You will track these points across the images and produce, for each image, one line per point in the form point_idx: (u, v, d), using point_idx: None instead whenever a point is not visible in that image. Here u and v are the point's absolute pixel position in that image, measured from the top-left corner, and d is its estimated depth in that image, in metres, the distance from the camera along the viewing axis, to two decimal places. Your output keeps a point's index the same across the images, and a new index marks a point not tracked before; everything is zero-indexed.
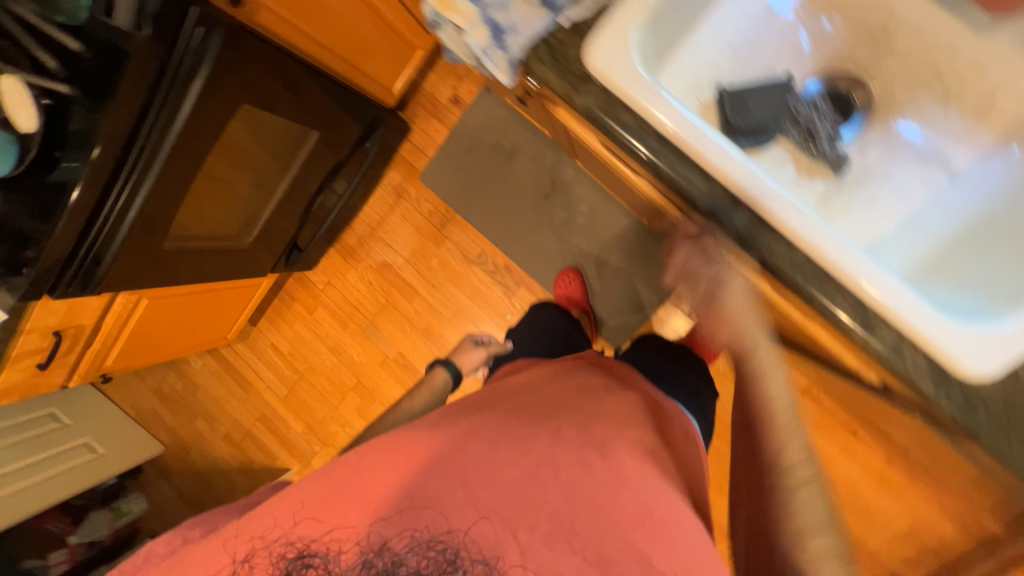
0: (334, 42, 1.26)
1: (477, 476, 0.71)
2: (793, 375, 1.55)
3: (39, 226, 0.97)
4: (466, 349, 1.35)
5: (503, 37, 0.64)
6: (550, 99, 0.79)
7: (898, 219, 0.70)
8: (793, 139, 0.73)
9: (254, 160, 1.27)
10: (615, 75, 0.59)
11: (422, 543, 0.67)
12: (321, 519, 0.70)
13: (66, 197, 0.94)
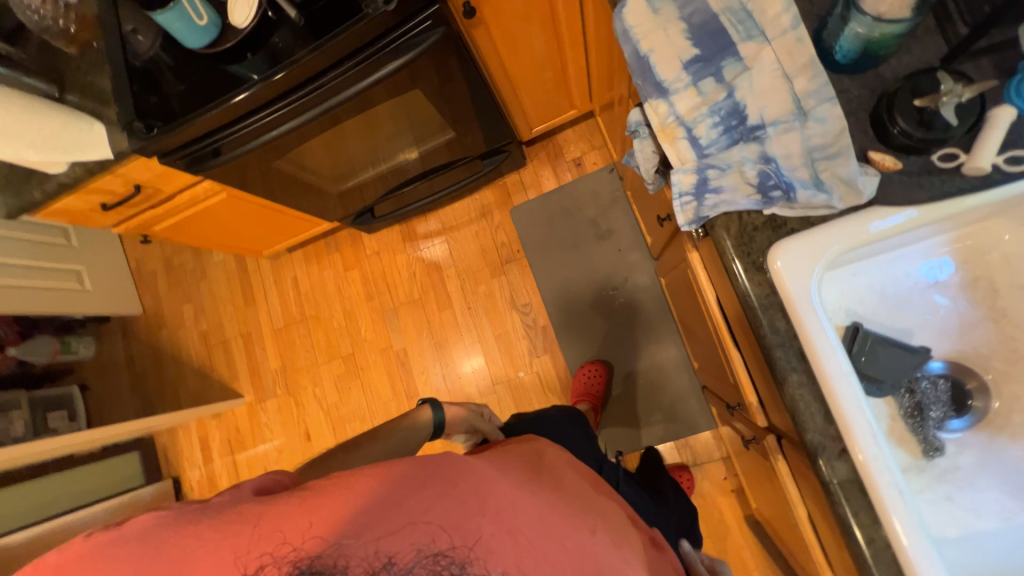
0: (515, 75, 1.32)
1: (523, 543, 0.57)
2: (754, 574, 1.51)
3: (191, 105, 1.00)
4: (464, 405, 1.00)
5: (705, 191, 0.66)
6: (699, 245, 0.81)
7: (964, 533, 0.68)
8: (900, 405, 0.73)
9: (388, 130, 1.30)
10: (790, 285, 0.61)
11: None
12: (332, 534, 0.53)
13: (232, 95, 0.97)
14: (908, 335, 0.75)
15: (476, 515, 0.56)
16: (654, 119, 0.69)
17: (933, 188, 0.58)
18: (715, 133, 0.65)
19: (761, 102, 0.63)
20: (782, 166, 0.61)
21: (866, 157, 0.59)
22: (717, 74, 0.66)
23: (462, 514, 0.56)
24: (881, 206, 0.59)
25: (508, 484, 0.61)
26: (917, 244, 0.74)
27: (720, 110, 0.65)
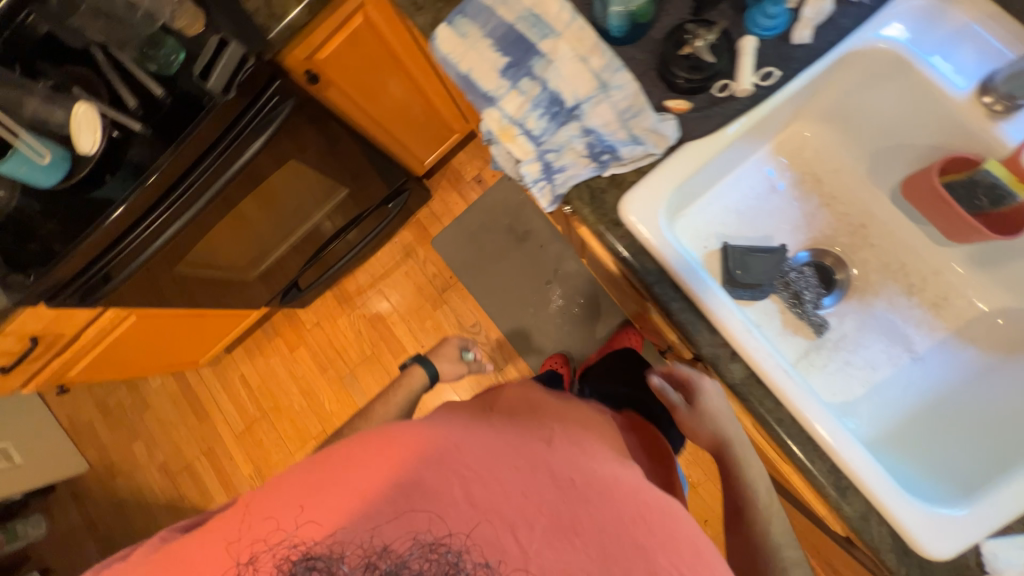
0: (385, 120, 1.38)
1: (469, 475, 0.59)
2: None
3: (64, 240, 0.99)
4: None
5: (550, 171, 0.73)
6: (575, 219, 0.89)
7: (867, 386, 0.79)
8: (783, 298, 0.83)
9: (284, 204, 1.31)
10: (645, 229, 0.69)
11: (427, 544, 0.56)
12: (323, 515, 0.57)
13: (106, 217, 0.96)
14: (768, 239, 0.85)
15: (415, 466, 0.58)
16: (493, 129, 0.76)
17: (721, 116, 0.68)
18: (544, 122, 0.74)
19: (570, 86, 0.72)
20: (602, 133, 0.70)
21: (663, 107, 0.68)
22: (529, 72, 0.74)
23: (406, 475, 0.57)
24: (690, 143, 0.69)
25: (454, 429, 0.63)
26: (748, 163, 0.85)
27: (541, 102, 0.74)
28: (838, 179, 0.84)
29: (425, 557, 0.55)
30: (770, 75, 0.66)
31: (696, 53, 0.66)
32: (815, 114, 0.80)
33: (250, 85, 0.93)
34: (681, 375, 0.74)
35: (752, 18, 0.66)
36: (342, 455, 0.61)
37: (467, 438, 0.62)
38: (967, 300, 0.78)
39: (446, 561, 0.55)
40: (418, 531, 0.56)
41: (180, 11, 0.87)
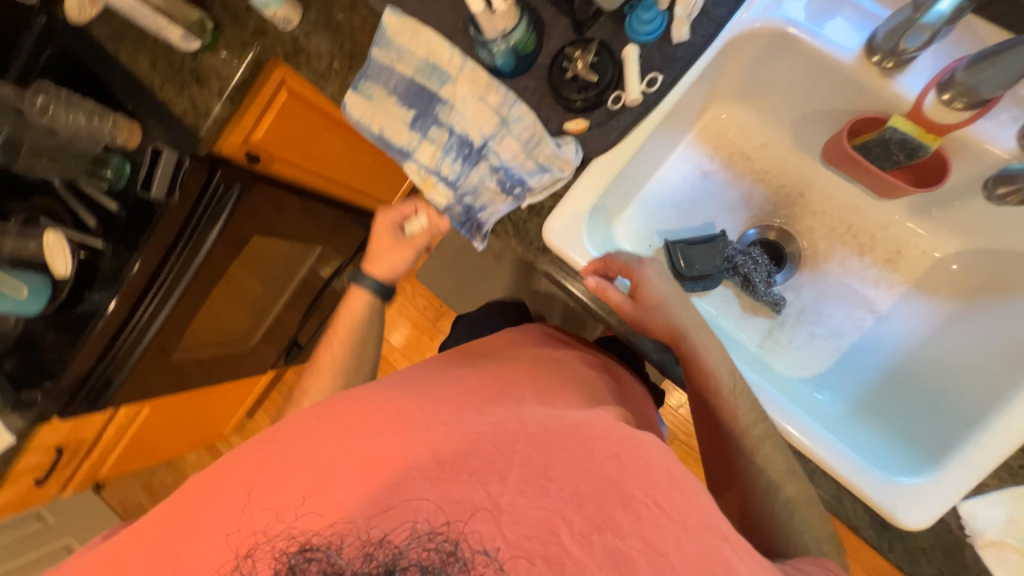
0: (339, 175, 1.43)
1: (440, 431, 0.54)
2: None
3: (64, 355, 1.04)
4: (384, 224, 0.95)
5: (472, 212, 0.74)
6: None
7: (836, 353, 0.78)
8: (734, 282, 0.82)
9: (271, 273, 1.31)
10: (569, 250, 0.69)
11: (422, 535, 0.47)
12: (321, 506, 0.50)
13: (92, 328, 1.00)
14: (711, 227, 0.84)
15: (378, 430, 0.55)
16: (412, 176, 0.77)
17: (620, 128, 0.68)
18: (458, 166, 0.75)
19: (475, 126, 0.74)
20: (512, 166, 0.71)
21: (563, 132, 0.70)
22: (434, 121, 0.76)
23: (374, 447, 0.53)
24: (596, 159, 0.69)
25: (417, 393, 0.61)
26: (674, 157, 0.84)
27: (452, 147, 0.75)
28: (767, 154, 0.82)
29: (423, 548, 0.46)
30: (654, 81, 0.67)
31: (582, 72, 0.67)
32: (727, 95, 0.79)
33: (191, 183, 0.96)
34: (618, 266, 0.68)
35: (630, 25, 0.67)
36: (343, 418, 0.58)
37: (456, 414, 0.56)
38: (923, 251, 0.76)
39: (445, 553, 0.46)
40: (413, 522, 0.47)
41: (119, 129, 0.95)
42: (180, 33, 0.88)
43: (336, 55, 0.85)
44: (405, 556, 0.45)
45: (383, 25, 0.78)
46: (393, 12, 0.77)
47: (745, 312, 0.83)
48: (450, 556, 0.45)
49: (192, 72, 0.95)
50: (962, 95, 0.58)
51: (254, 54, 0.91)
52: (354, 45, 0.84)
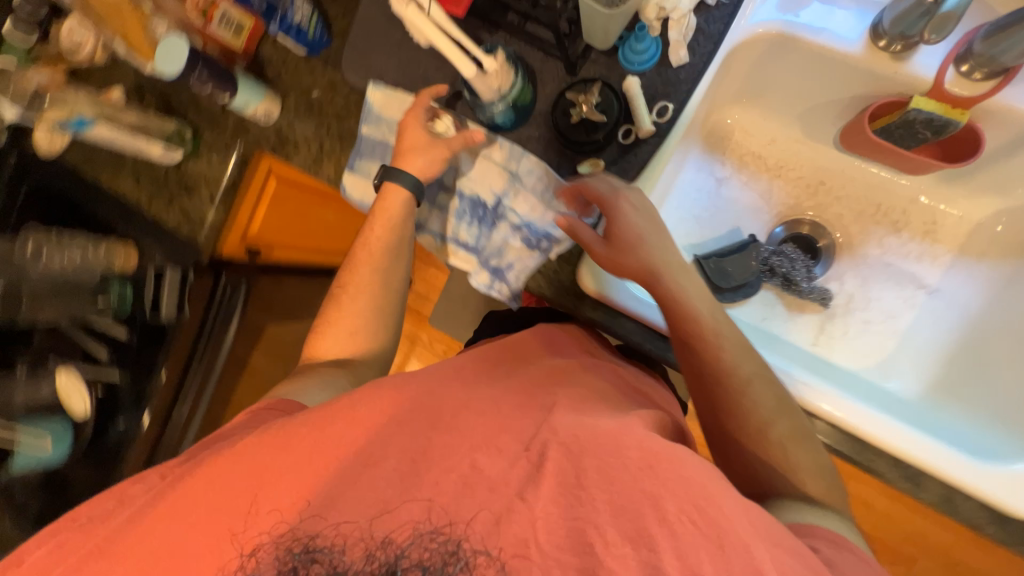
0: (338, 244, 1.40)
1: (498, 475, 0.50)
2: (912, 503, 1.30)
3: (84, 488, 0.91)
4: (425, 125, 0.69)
5: (501, 271, 0.71)
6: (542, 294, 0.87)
7: (896, 338, 0.75)
8: (775, 284, 0.79)
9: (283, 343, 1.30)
10: (611, 294, 0.67)
11: (424, 534, 0.45)
12: (331, 507, 0.47)
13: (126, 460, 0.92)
14: (737, 232, 0.82)
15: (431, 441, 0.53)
16: (426, 115, 0.70)
17: (639, 161, 0.66)
18: (475, 229, 0.73)
19: (485, 186, 0.71)
20: (533, 221, 0.69)
21: (577, 174, 0.67)
22: (441, 187, 0.74)
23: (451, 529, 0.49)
24: None
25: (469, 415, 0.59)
26: (686, 168, 0.80)
27: (465, 211, 0.73)
28: (776, 149, 0.81)
29: (421, 546, 0.45)
30: (665, 110, 0.65)
31: (589, 115, 0.65)
32: (730, 99, 0.77)
33: (198, 293, 0.95)
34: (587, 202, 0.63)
35: (625, 54, 0.65)
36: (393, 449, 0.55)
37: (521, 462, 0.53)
38: (957, 217, 0.75)
39: (444, 552, 0.44)
40: (417, 525, 0.46)
41: (115, 255, 0.92)
42: (162, 147, 0.86)
43: (324, 137, 0.82)
44: (406, 556, 0.44)
45: (369, 101, 0.76)
46: (376, 85, 0.76)
47: (790, 310, 0.79)
48: (450, 556, 0.44)
49: (180, 184, 0.92)
50: (982, 66, 0.58)
51: (239, 153, 0.88)
52: (341, 124, 0.81)
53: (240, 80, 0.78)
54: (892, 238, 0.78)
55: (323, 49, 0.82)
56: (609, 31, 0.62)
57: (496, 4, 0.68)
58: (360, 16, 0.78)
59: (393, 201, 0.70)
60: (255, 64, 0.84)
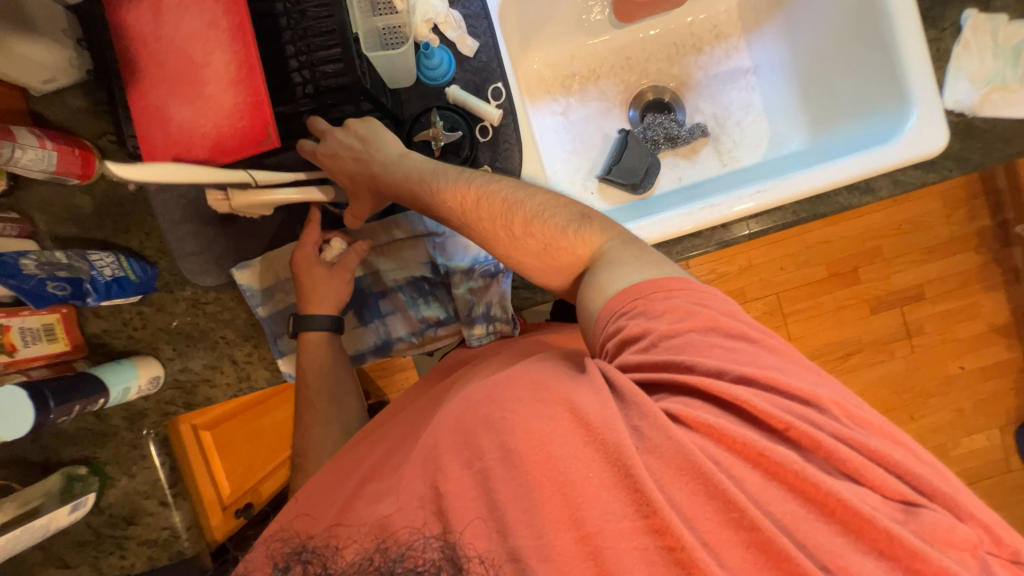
0: None
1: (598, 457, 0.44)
2: (911, 217, 1.35)
3: None
4: (306, 259, 0.65)
5: (489, 312, 0.68)
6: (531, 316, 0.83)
7: (763, 117, 0.87)
8: (665, 148, 0.86)
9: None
10: None
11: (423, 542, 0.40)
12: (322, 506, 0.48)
13: None
14: (610, 136, 0.87)
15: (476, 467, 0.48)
16: (313, 250, 0.66)
17: (512, 144, 0.67)
18: (434, 304, 0.70)
19: (413, 263, 0.69)
20: (476, 254, 0.68)
21: None
22: (377, 298, 0.70)
23: None
24: (525, 177, 0.67)
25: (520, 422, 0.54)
26: (537, 123, 0.85)
27: (414, 296, 0.70)
28: (582, 62, 0.88)
29: (417, 549, 0.39)
30: (499, 90, 0.67)
31: (448, 140, 0.64)
32: (519, 52, 0.83)
33: None
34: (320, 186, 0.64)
35: (422, 73, 0.66)
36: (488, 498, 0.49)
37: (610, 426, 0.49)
38: (732, 13, 0.88)
39: (439, 558, 0.38)
40: (413, 526, 0.40)
41: None
42: (69, 508, 0.67)
43: (229, 350, 0.72)
44: (404, 561, 0.38)
45: (244, 285, 0.69)
46: (240, 268, 0.69)
47: (692, 157, 0.87)
48: (444, 561, 0.38)
49: (118, 522, 0.74)
50: None
51: (155, 440, 0.74)
52: (235, 327, 0.71)
53: (100, 375, 0.66)
54: (704, 57, 0.89)
55: (156, 279, 0.70)
56: (410, 66, 0.63)
57: (289, 116, 0.65)
58: (166, 225, 0.69)
59: (315, 352, 0.65)
60: (98, 349, 0.71)
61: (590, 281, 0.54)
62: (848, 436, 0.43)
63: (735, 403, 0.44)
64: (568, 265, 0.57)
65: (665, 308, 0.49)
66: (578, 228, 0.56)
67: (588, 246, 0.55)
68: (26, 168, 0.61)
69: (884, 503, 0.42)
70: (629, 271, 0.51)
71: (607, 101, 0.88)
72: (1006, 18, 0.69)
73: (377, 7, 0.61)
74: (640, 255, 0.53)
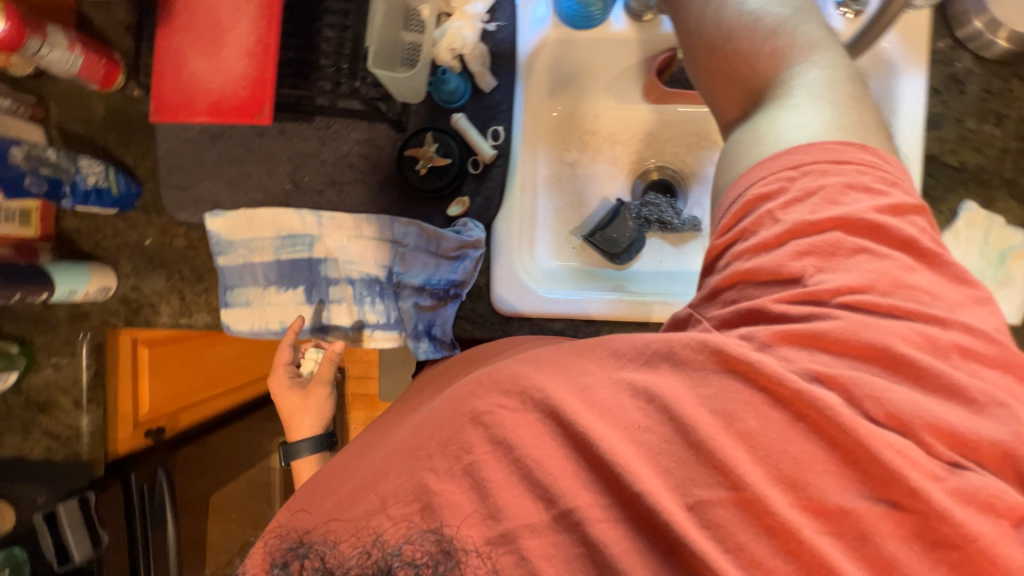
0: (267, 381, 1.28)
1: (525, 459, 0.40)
2: None
3: None
4: (289, 377, 0.74)
5: (433, 329, 0.70)
6: None
7: None
8: (655, 230, 0.86)
9: (235, 503, 1.16)
10: (527, 309, 0.70)
11: (389, 530, 0.38)
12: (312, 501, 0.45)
13: None
14: (608, 201, 0.88)
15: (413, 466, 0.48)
16: (288, 373, 0.74)
17: (495, 184, 0.71)
18: (379, 306, 0.71)
19: (370, 262, 0.71)
20: (431, 275, 0.69)
21: (450, 219, 0.71)
22: (329, 281, 0.71)
23: None
24: (496, 222, 0.71)
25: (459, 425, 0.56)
26: (541, 164, 0.85)
27: (362, 293, 0.71)
28: (599, 121, 0.88)
29: (415, 541, 0.37)
30: (498, 133, 0.71)
31: (435, 163, 0.68)
32: (547, 96, 0.84)
33: (111, 511, 0.80)
34: None
35: (436, 93, 0.70)
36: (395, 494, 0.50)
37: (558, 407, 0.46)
38: None
39: (437, 551, 0.37)
40: (412, 521, 0.38)
41: None
42: None
43: (181, 285, 0.75)
44: (399, 555, 0.36)
45: (212, 232, 0.71)
46: (213, 215, 0.71)
47: (677, 247, 0.87)
48: (443, 554, 0.36)
49: (31, 406, 0.78)
50: (645, 9, 0.75)
51: (87, 345, 0.77)
52: (193, 266, 0.75)
53: (50, 271, 0.68)
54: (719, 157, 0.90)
55: (137, 198, 0.73)
56: (417, 87, 0.66)
57: (303, 97, 0.70)
58: (162, 152, 0.72)
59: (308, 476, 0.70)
60: (64, 244, 0.74)
61: (769, 161, 0.44)
62: (771, 306, 0.39)
63: (780, 268, 0.40)
64: (745, 78, 0.49)
65: (809, 170, 0.42)
66: (781, 36, 0.48)
67: (782, 68, 0.47)
68: (51, 67, 0.65)
69: (793, 383, 0.35)
70: (798, 114, 0.45)
71: (613, 165, 0.89)
72: (1004, 220, 0.69)
73: (409, 23, 0.67)
74: (839, 105, 0.45)
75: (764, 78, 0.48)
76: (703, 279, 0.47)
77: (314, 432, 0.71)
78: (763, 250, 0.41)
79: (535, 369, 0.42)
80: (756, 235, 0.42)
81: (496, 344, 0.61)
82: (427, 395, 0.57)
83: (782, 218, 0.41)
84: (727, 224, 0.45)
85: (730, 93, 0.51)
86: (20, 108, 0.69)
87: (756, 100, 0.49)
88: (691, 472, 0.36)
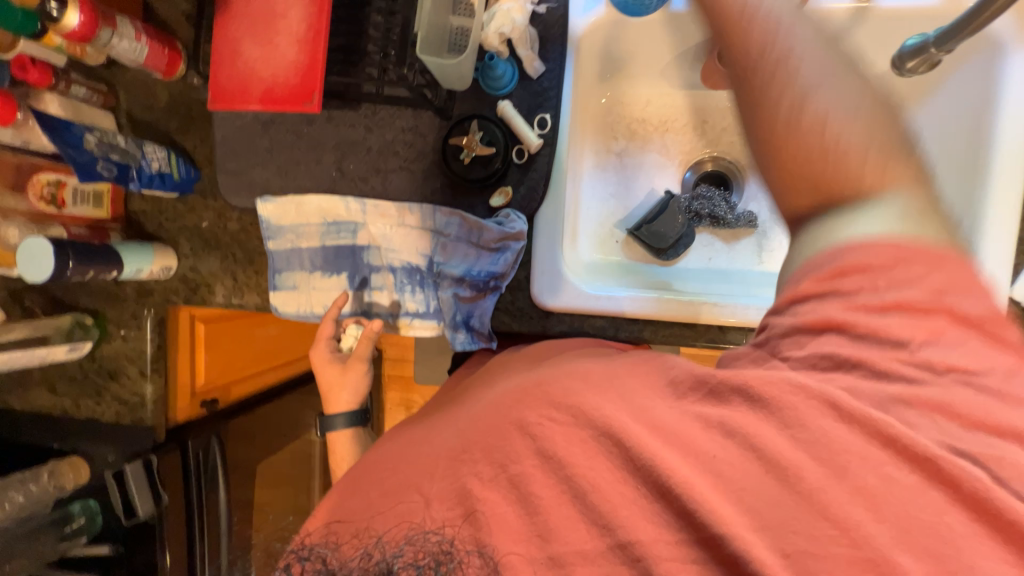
0: None
1: (567, 466, 0.41)
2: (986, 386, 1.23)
3: None
4: (327, 348, 0.73)
5: (472, 321, 0.69)
6: None
7: None
8: (705, 224, 0.81)
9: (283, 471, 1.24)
10: (569, 304, 0.68)
11: (422, 533, 0.42)
12: (353, 509, 0.48)
13: None
14: (655, 193, 0.84)
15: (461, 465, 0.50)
16: (329, 346, 0.73)
17: (540, 175, 0.68)
18: (419, 295, 0.71)
19: (411, 251, 0.71)
20: (471, 266, 0.68)
21: (491, 210, 0.70)
22: (371, 268, 0.72)
23: None
24: (538, 215, 0.69)
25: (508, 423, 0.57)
26: (588, 155, 0.81)
27: (403, 282, 0.71)
28: (655, 108, 0.83)
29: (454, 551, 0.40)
30: (545, 121, 0.69)
31: (479, 152, 0.67)
32: (596, 82, 0.80)
33: (170, 473, 0.86)
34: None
35: (483, 80, 0.69)
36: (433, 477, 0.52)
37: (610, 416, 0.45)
38: None
39: (438, 551, 0.41)
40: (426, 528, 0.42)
41: (62, 475, 0.83)
42: (68, 347, 0.78)
43: (233, 267, 0.78)
44: (401, 555, 0.42)
45: (263, 218, 0.73)
46: (264, 201, 0.73)
47: (729, 245, 0.82)
48: (444, 555, 0.41)
49: (102, 372, 0.84)
50: None
51: (152, 320, 0.82)
52: (245, 249, 0.78)
53: (120, 250, 0.72)
54: None
55: (195, 183, 0.77)
56: (463, 74, 0.65)
57: (350, 85, 0.70)
58: (218, 139, 0.75)
59: (343, 447, 0.73)
60: (131, 226, 0.79)
61: (876, 222, 0.41)
62: (884, 366, 0.38)
63: (876, 328, 0.39)
64: (822, 176, 0.43)
65: (917, 257, 0.39)
66: (867, 150, 0.42)
67: (872, 175, 0.42)
68: (121, 56, 0.68)
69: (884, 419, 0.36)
70: (899, 224, 0.40)
71: (665, 155, 0.84)
72: None
73: (457, 6, 0.65)
74: (935, 227, 0.41)
75: (853, 176, 0.42)
76: (773, 311, 0.45)
77: (354, 409, 0.74)
78: (862, 312, 0.39)
79: (585, 389, 0.44)
80: (853, 296, 0.40)
81: (549, 345, 0.62)
82: (468, 395, 0.58)
83: (883, 295, 0.39)
84: (819, 275, 0.41)
85: (800, 191, 0.44)
86: (94, 96, 0.74)
87: (832, 201, 0.43)
88: (733, 503, 0.37)
